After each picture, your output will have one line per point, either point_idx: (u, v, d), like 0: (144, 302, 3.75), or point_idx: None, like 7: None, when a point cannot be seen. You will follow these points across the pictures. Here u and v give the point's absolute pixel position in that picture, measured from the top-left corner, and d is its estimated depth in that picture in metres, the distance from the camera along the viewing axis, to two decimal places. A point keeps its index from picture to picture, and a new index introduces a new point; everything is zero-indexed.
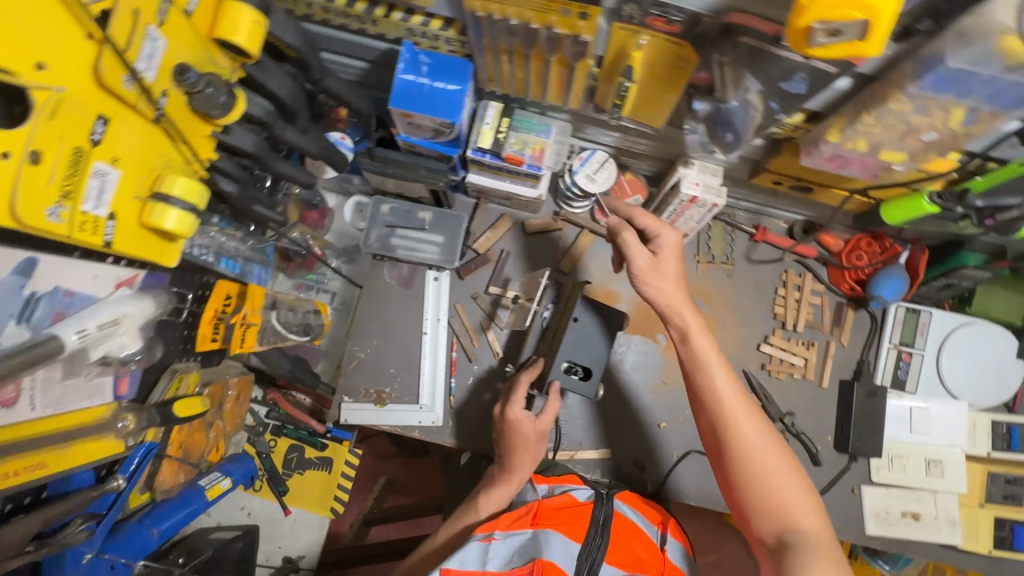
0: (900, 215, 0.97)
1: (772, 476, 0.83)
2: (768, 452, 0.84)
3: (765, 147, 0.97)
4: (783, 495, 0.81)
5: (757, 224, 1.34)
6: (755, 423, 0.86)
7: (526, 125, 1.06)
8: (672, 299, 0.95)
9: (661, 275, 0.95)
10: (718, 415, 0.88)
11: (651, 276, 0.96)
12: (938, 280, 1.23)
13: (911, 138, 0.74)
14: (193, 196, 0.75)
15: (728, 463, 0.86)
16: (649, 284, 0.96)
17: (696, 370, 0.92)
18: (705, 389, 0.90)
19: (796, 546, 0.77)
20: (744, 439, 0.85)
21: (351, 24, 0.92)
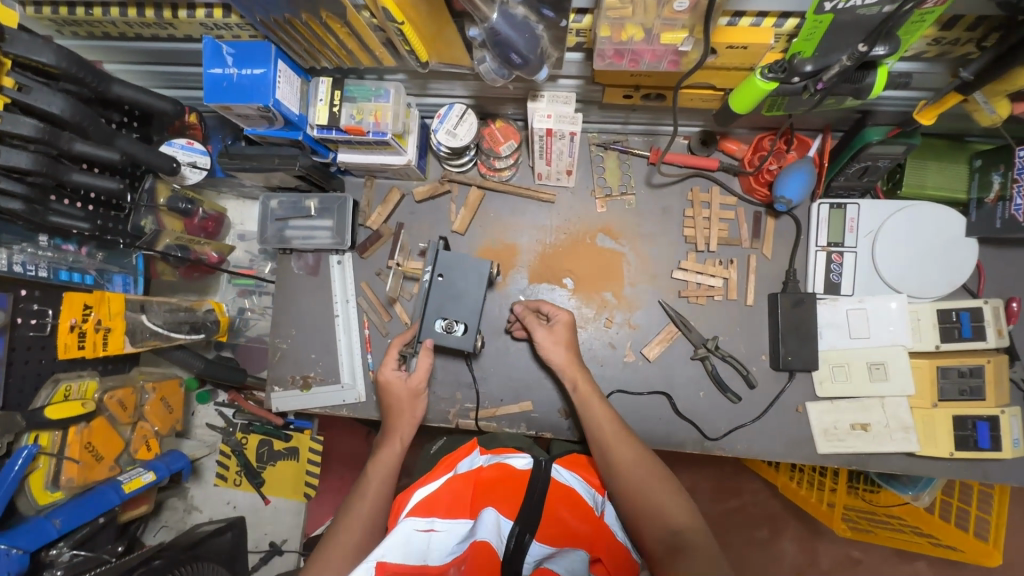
0: (742, 104, 0.87)
1: (646, 487, 0.89)
2: (635, 466, 0.92)
3: (584, 61, 0.92)
4: (660, 502, 0.86)
5: (652, 145, 1.25)
6: (623, 445, 0.96)
7: (361, 93, 1.06)
8: (563, 362, 1.10)
9: (556, 341, 1.11)
10: (604, 446, 0.97)
11: (547, 343, 1.12)
12: (851, 166, 1.09)
13: (666, 11, 0.68)
14: None
15: (614, 482, 0.92)
16: (545, 348, 1.13)
17: (587, 401, 1.05)
18: (594, 420, 1.01)
19: (671, 543, 0.80)
20: (616, 460, 0.94)
21: (159, 32, 0.95)
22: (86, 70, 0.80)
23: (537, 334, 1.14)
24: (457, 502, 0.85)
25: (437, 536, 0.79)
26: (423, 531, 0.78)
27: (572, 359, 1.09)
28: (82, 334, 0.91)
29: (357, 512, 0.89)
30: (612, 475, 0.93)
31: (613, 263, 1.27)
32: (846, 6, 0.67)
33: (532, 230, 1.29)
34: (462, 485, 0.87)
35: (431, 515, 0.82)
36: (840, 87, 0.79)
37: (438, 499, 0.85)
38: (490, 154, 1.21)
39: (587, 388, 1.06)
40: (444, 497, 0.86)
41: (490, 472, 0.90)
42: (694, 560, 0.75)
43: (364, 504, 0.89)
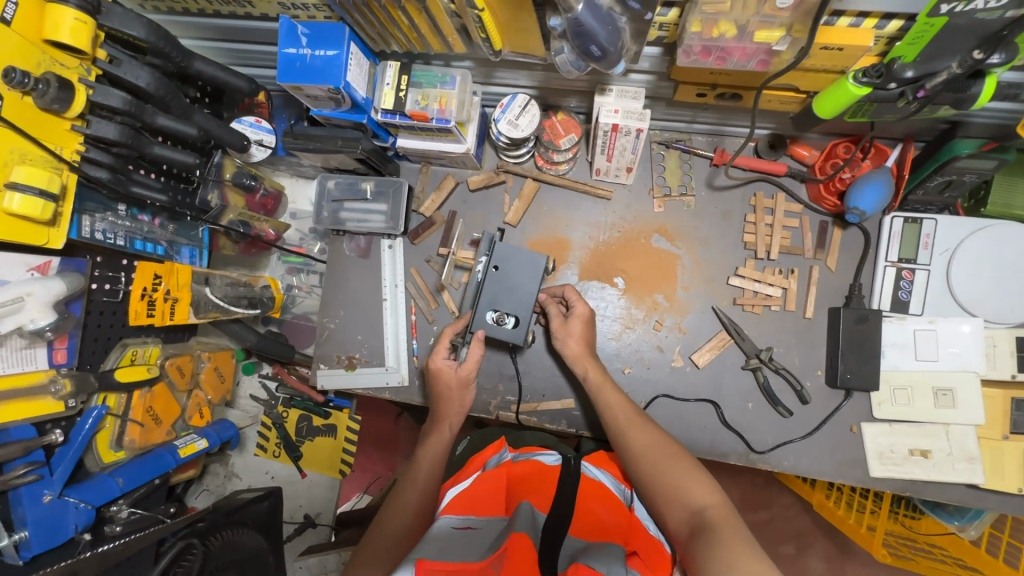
0: (831, 109, 0.83)
1: (662, 472, 0.86)
2: (649, 450, 0.90)
3: (662, 55, 0.89)
4: (677, 484, 0.84)
5: (716, 146, 1.21)
6: (638, 431, 0.93)
7: (427, 78, 1.06)
8: (575, 351, 1.07)
9: (570, 332, 1.08)
10: (617, 436, 0.95)
11: (563, 333, 1.10)
12: (933, 180, 1.03)
13: (767, 7, 0.65)
14: (40, 180, 0.68)
15: (631, 471, 0.90)
16: (559, 339, 1.10)
17: (599, 390, 1.02)
18: (607, 409, 0.99)
19: (693, 527, 0.77)
20: (632, 446, 0.92)
21: (237, 10, 0.96)
22: (167, 44, 0.79)
23: (553, 323, 1.12)
24: (491, 499, 0.80)
25: (475, 533, 0.75)
26: (460, 528, 0.75)
27: (584, 350, 1.06)
28: (152, 302, 0.94)
29: (407, 498, 0.91)
30: (628, 462, 0.91)
31: (666, 265, 1.24)
32: (963, 10, 0.63)
33: (585, 226, 1.27)
34: (496, 480, 0.83)
35: (469, 513, 0.78)
36: (941, 96, 0.75)
37: (476, 495, 0.81)
38: (549, 147, 1.19)
39: (597, 377, 1.04)
40: (476, 494, 0.81)
41: (521, 469, 0.88)
42: (717, 540, 0.73)
43: (413, 490, 0.91)
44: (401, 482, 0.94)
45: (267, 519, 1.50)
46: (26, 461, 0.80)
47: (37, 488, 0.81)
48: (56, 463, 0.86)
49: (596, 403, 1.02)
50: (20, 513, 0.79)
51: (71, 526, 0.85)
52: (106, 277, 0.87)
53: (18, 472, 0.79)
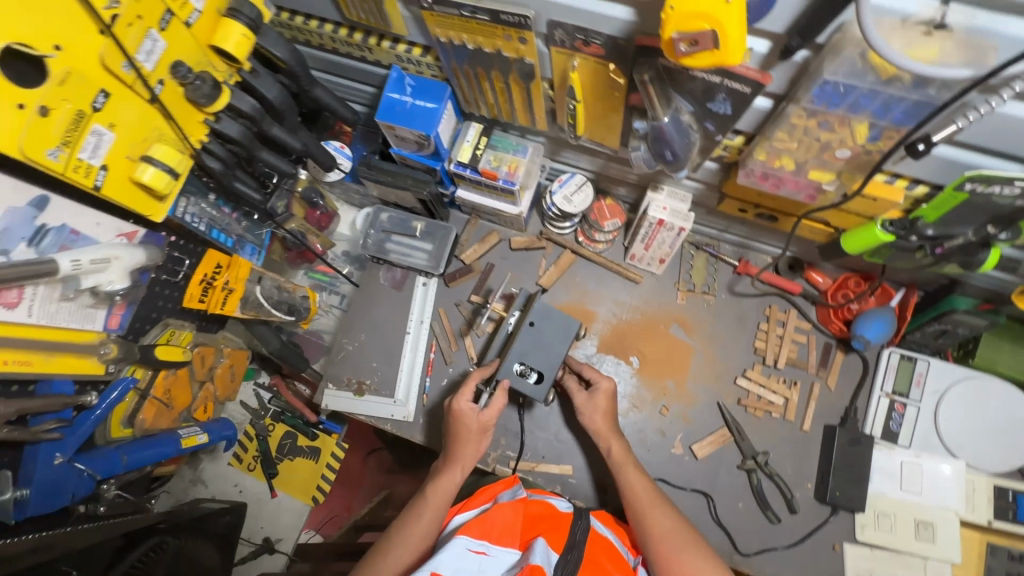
0: (857, 248, 0.94)
1: (681, 555, 0.89)
2: (671, 532, 0.92)
3: (718, 170, 1.01)
4: (694, 572, 0.87)
5: (741, 257, 1.33)
6: (659, 511, 0.96)
7: (503, 144, 1.17)
8: (597, 425, 1.10)
9: (596, 407, 1.10)
10: (634, 512, 0.97)
11: (587, 408, 1.11)
12: (931, 325, 1.15)
13: (827, 154, 0.78)
14: (172, 160, 0.74)
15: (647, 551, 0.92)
16: (583, 413, 1.12)
17: (617, 467, 1.05)
18: (626, 486, 1.01)
19: None
20: (651, 525, 0.94)
21: (354, 52, 1.08)
22: (298, 67, 0.88)
23: (577, 398, 1.13)
24: (507, 530, 0.80)
25: (489, 560, 0.75)
26: (475, 551, 0.75)
27: (610, 426, 1.09)
28: (207, 289, 0.98)
29: (408, 537, 0.93)
30: (646, 539, 0.93)
31: (679, 355, 1.32)
32: (983, 191, 0.74)
33: (611, 303, 1.36)
34: (513, 516, 0.83)
35: (486, 538, 0.78)
36: (954, 257, 0.87)
37: (491, 524, 0.81)
38: (594, 226, 1.30)
39: (619, 453, 1.06)
40: (494, 522, 0.82)
41: (535, 507, 0.87)
42: None
43: (415, 529, 0.93)
44: (408, 512, 0.97)
45: (223, 534, 1.43)
46: (55, 416, 0.81)
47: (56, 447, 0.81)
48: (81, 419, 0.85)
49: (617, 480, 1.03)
50: (30, 468, 0.79)
51: (69, 494, 0.84)
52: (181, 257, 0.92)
53: (45, 425, 0.80)
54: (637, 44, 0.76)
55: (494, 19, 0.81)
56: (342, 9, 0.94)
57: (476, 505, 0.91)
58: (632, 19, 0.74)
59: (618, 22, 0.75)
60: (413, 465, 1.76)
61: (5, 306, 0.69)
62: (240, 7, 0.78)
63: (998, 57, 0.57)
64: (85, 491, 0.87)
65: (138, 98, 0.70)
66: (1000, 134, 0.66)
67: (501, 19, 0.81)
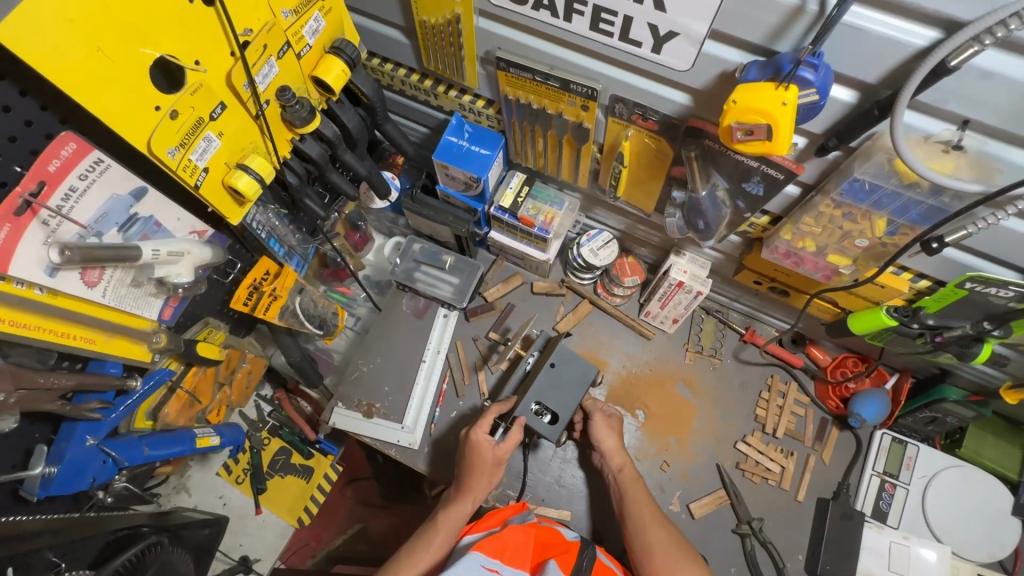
0: (863, 328, 1.03)
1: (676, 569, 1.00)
2: (663, 545, 1.04)
3: (740, 244, 1.10)
4: None
5: (748, 326, 1.41)
6: (658, 527, 1.07)
7: (542, 196, 1.26)
8: (611, 445, 1.19)
9: (612, 427, 1.20)
10: (632, 530, 1.08)
11: (603, 428, 1.20)
12: (921, 411, 1.22)
13: (847, 242, 0.87)
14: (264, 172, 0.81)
15: (643, 566, 1.03)
16: (602, 432, 1.20)
17: (619, 487, 1.15)
18: (627, 506, 1.12)
19: None
20: (649, 540, 1.05)
21: (418, 95, 1.18)
22: (377, 102, 0.96)
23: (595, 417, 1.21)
24: (518, 552, 0.86)
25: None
26: (488, 569, 0.80)
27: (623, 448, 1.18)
28: (253, 294, 1.01)
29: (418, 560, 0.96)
30: (645, 555, 1.04)
31: (683, 413, 1.36)
32: (981, 290, 0.84)
33: (621, 356, 1.42)
34: (524, 538, 0.88)
35: (498, 558, 0.83)
36: (951, 346, 0.95)
37: (505, 544, 0.87)
38: (614, 280, 1.38)
39: (630, 473, 1.16)
40: (507, 542, 0.87)
41: (546, 533, 0.92)
42: None
43: (425, 554, 0.97)
44: (418, 537, 1.01)
45: (200, 547, 1.37)
46: (99, 397, 0.82)
47: (92, 428, 0.83)
48: (121, 401, 0.86)
49: (620, 496, 1.14)
50: (63, 446, 0.80)
51: (91, 479, 0.84)
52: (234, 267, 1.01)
53: (89, 404, 0.81)
54: (689, 125, 0.86)
55: (563, 86, 0.92)
56: (422, 58, 1.04)
57: (486, 527, 0.97)
58: (688, 104, 0.84)
59: (675, 105, 0.85)
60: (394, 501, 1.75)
61: (87, 284, 0.72)
62: (343, 46, 0.87)
63: (1002, 178, 0.67)
64: (106, 477, 0.87)
65: (247, 113, 0.77)
66: (1000, 244, 0.77)
67: (571, 87, 0.91)
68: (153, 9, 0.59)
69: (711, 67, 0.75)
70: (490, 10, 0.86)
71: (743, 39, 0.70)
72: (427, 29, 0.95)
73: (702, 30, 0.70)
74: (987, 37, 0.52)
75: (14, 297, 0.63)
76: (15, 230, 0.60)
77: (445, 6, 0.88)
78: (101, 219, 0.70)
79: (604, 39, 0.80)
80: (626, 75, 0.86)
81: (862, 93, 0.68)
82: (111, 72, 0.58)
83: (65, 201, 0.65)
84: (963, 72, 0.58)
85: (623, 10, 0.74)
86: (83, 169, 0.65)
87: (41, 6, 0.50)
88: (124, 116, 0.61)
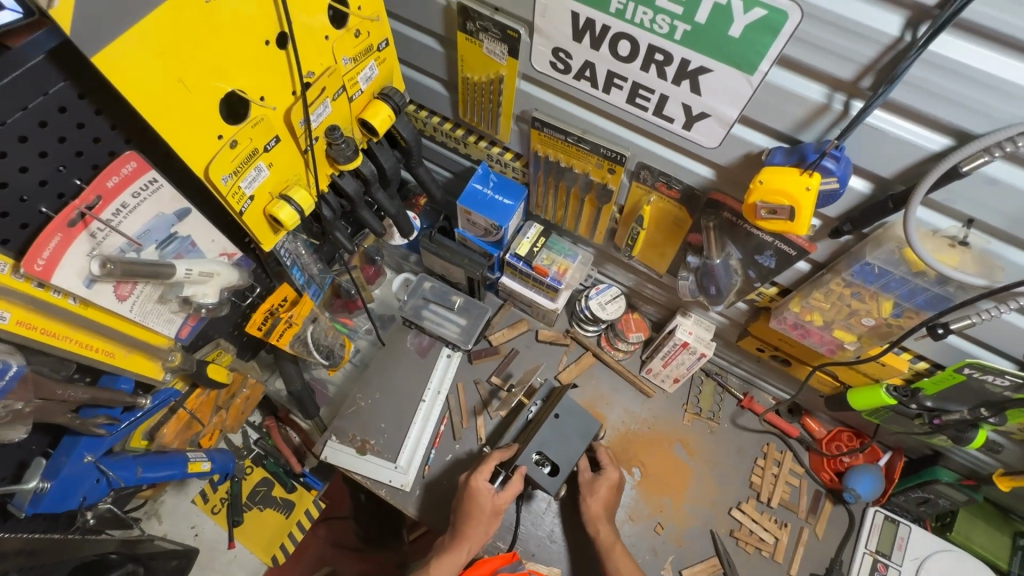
0: (862, 404, 1.06)
1: None
2: None
3: (747, 311, 1.14)
4: None
5: (746, 391, 1.43)
6: None
7: (558, 248, 1.30)
8: (595, 509, 1.17)
9: (595, 492, 1.18)
10: None
11: (587, 490, 1.19)
12: (914, 491, 1.23)
13: (854, 319, 0.92)
14: (305, 204, 0.84)
15: None
16: (583, 495, 1.19)
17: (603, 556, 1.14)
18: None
19: None
20: None
21: (448, 142, 1.24)
22: (414, 146, 1.00)
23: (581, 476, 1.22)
24: None
25: None
26: None
27: (603, 513, 1.17)
28: (269, 321, 1.01)
29: None
30: None
31: (679, 474, 1.35)
32: (979, 376, 0.88)
33: (621, 411, 1.42)
34: None
35: None
36: (948, 430, 0.99)
37: None
38: (619, 335, 1.39)
39: (609, 539, 1.15)
40: None
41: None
42: None
43: None
44: None
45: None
46: (106, 412, 0.81)
47: (93, 444, 0.81)
48: (126, 417, 0.84)
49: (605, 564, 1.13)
50: (62, 460, 0.78)
51: (80, 498, 0.81)
52: (250, 293, 1.02)
53: (95, 419, 0.80)
54: (710, 198, 0.91)
55: (593, 149, 0.97)
56: (459, 111, 1.10)
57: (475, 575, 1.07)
58: (711, 177, 0.90)
59: (698, 177, 0.91)
60: (370, 544, 1.68)
61: (118, 298, 0.72)
62: (391, 93, 0.92)
63: (1003, 274, 0.72)
64: (96, 497, 0.84)
65: (297, 147, 0.80)
66: (999, 335, 0.81)
67: (600, 151, 0.97)
68: (234, 47, 0.63)
69: (737, 148, 0.81)
70: (533, 75, 0.92)
71: (770, 126, 0.75)
72: (469, 84, 1.01)
73: (733, 115, 0.76)
74: (997, 150, 0.57)
75: (50, 305, 0.64)
76: (65, 240, 0.62)
77: (490, 67, 0.94)
78: (143, 236, 0.71)
79: (638, 112, 0.86)
80: (654, 146, 0.92)
81: (877, 185, 0.74)
82: (187, 100, 0.61)
83: (115, 216, 0.67)
84: (973, 178, 0.63)
85: (661, 89, 0.80)
86: (136, 188, 0.67)
87: (140, 37, 0.54)
88: (189, 142, 0.64)
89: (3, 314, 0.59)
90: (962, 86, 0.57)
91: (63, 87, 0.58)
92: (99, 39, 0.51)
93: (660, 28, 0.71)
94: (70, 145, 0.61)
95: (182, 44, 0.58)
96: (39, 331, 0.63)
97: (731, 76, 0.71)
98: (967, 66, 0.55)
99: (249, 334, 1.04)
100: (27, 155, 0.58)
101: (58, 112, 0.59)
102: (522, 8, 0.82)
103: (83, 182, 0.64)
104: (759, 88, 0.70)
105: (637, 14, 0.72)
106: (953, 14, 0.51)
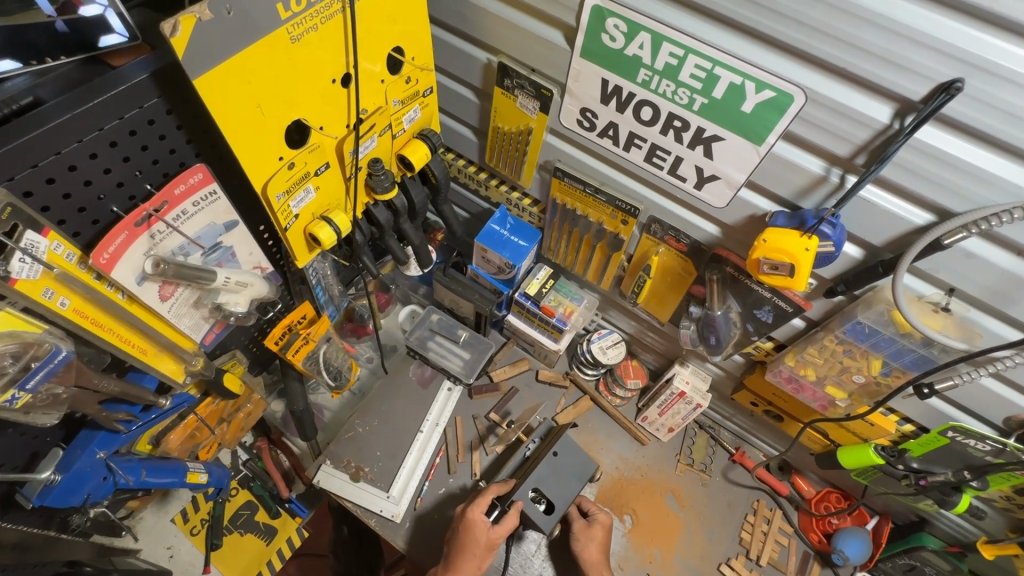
0: (852, 462, 1.10)
1: None
2: None
3: (743, 364, 1.19)
4: None
5: (738, 446, 1.45)
6: None
7: (565, 290, 1.35)
8: (592, 553, 1.17)
9: (592, 537, 1.19)
10: None
11: (583, 536, 1.20)
12: (900, 557, 1.24)
13: (846, 376, 0.97)
14: (343, 226, 0.91)
15: None
16: (579, 538, 1.19)
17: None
18: None
19: None
20: None
21: (470, 184, 1.32)
22: (443, 182, 1.07)
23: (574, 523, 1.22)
24: None
25: None
26: None
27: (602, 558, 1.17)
28: (288, 337, 1.05)
29: None
30: None
31: (671, 526, 1.35)
32: (961, 440, 0.93)
33: (615, 456, 1.42)
34: None
35: None
36: (933, 492, 1.03)
37: None
38: (617, 379, 1.43)
39: None
40: None
41: None
42: None
43: None
44: None
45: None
46: (127, 409, 0.87)
47: (107, 440, 0.87)
48: (144, 416, 0.90)
49: None
50: (76, 454, 0.84)
51: (86, 495, 0.86)
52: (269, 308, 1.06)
53: (116, 414, 0.85)
54: (715, 253, 0.99)
55: (609, 201, 1.06)
56: (485, 155, 1.19)
57: None
58: (717, 234, 0.98)
59: (705, 233, 0.99)
60: None
61: (161, 297, 0.78)
62: (429, 134, 1.00)
63: (983, 340, 0.79)
64: (101, 495, 0.89)
65: (342, 174, 0.88)
66: (978, 399, 0.87)
67: (615, 202, 1.05)
68: (307, 82, 0.72)
69: (742, 209, 0.89)
70: (559, 130, 1.01)
71: (774, 192, 0.84)
72: (499, 133, 1.10)
73: (741, 179, 0.84)
74: (974, 227, 0.65)
75: (100, 301, 0.70)
76: (129, 238, 0.69)
77: (521, 120, 1.04)
78: (194, 242, 0.78)
79: (653, 170, 0.94)
80: (666, 202, 1.00)
81: (868, 252, 0.81)
82: (261, 124, 0.69)
83: (175, 220, 0.74)
84: (953, 251, 0.71)
85: (676, 152, 0.89)
86: (198, 198, 0.75)
87: (234, 66, 0.62)
88: (255, 161, 0.72)
89: (64, 301, 0.65)
90: (942, 170, 0.66)
91: (155, 103, 0.70)
92: (201, 65, 0.59)
93: (681, 99, 0.81)
94: (150, 153, 0.72)
95: (264, 75, 0.66)
96: (92, 322, 0.70)
97: (741, 145, 0.80)
98: (948, 154, 0.64)
99: (266, 347, 1.07)
100: (114, 158, 0.69)
101: (147, 124, 0.70)
102: (556, 71, 0.92)
103: (153, 187, 0.75)
104: (765, 158, 0.79)
105: (661, 86, 0.81)
106: (936, 108, 0.60)
